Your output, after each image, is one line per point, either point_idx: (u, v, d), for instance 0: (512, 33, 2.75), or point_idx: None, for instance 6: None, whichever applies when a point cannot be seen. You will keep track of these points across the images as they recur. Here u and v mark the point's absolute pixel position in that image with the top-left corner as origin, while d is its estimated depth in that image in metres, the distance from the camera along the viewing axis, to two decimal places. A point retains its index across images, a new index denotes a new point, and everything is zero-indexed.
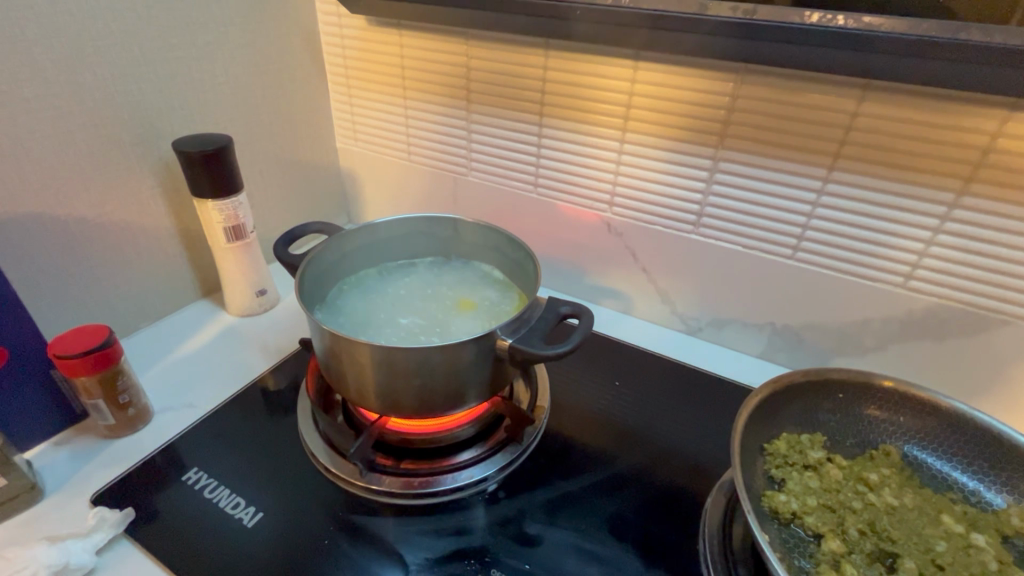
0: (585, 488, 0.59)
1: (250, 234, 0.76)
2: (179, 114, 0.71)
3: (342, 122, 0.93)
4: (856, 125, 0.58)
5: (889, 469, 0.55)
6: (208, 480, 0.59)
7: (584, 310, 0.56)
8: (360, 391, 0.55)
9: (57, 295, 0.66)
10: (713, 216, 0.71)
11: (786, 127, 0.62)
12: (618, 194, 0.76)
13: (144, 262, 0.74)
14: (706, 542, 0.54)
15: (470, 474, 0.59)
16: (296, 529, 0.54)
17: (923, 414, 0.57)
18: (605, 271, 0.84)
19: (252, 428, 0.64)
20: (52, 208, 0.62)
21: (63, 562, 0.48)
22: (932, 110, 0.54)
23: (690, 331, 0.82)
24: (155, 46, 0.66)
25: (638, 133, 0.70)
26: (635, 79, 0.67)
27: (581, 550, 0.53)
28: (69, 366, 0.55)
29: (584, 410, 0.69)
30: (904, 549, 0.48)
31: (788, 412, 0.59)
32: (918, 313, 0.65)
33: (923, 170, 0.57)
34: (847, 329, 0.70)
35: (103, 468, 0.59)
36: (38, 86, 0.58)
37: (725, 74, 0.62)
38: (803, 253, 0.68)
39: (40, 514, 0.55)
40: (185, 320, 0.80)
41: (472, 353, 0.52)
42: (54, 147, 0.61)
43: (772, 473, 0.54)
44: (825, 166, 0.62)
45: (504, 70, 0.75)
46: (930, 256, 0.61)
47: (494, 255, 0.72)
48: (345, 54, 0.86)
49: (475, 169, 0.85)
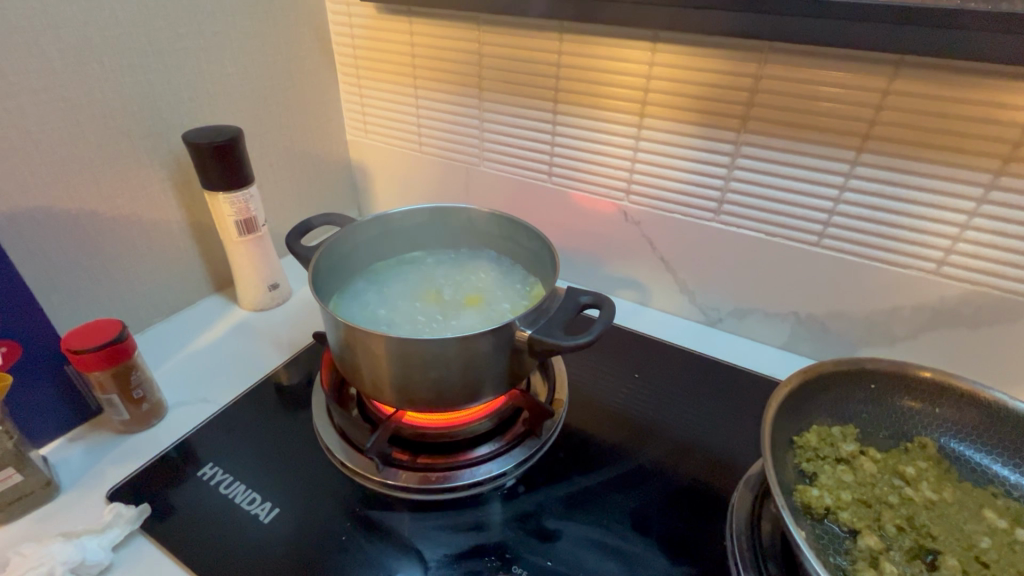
0: (607, 484, 0.58)
1: (262, 227, 0.75)
2: (189, 106, 0.70)
3: (352, 113, 0.92)
4: (887, 104, 0.56)
5: (926, 462, 0.53)
6: (223, 476, 0.58)
7: (605, 300, 0.54)
8: (376, 384, 0.54)
9: (70, 290, 0.65)
10: (736, 203, 0.69)
11: (812, 110, 0.59)
12: (635, 182, 0.74)
13: (156, 256, 0.73)
14: (734, 538, 0.52)
15: (488, 468, 0.58)
16: (313, 525, 0.53)
17: (961, 405, 0.55)
18: (622, 262, 0.82)
19: (266, 423, 0.64)
20: (63, 202, 0.62)
21: (80, 559, 0.47)
22: (969, 87, 0.52)
23: (710, 322, 0.80)
24: (162, 37, 0.65)
25: (656, 119, 0.68)
26: (653, 62, 0.65)
27: (604, 546, 0.52)
28: (82, 361, 0.54)
29: (604, 403, 0.67)
30: (946, 545, 0.46)
31: (819, 403, 0.56)
32: (952, 300, 0.63)
33: (959, 150, 0.55)
34: (875, 319, 0.68)
35: (118, 463, 0.59)
36: (46, 78, 0.57)
37: (748, 53, 0.60)
38: (829, 240, 0.66)
39: (56, 510, 0.54)
40: (198, 315, 0.80)
41: (490, 344, 0.51)
42: (64, 140, 0.60)
43: (803, 467, 0.52)
44: (854, 148, 0.59)
45: (518, 57, 0.73)
46: (965, 241, 0.59)
47: (511, 246, 0.70)
48: (354, 44, 0.85)
49: (488, 159, 0.84)
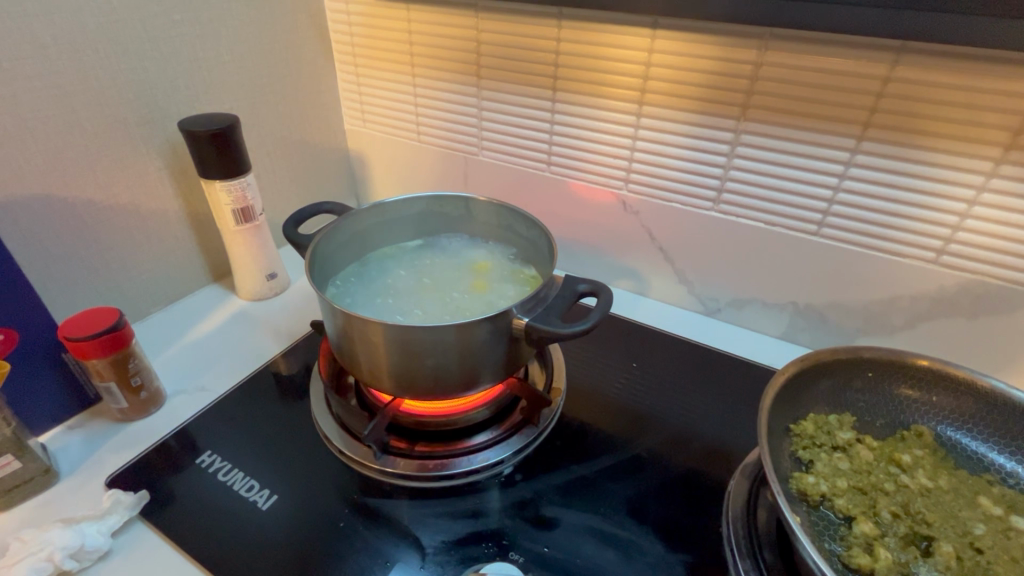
0: (603, 472, 0.58)
1: (259, 217, 0.75)
2: (184, 94, 0.69)
3: (349, 101, 0.91)
4: (888, 91, 0.55)
5: (922, 450, 0.53)
6: (221, 464, 0.58)
7: (603, 288, 0.54)
8: (374, 373, 0.54)
9: (67, 279, 0.65)
10: (734, 192, 0.69)
11: (812, 97, 0.59)
12: (634, 171, 0.74)
13: (153, 245, 0.73)
14: (730, 525, 0.52)
15: (485, 457, 0.58)
16: (311, 512, 0.54)
17: (959, 393, 0.55)
18: (620, 252, 0.82)
19: (264, 412, 0.64)
20: (59, 190, 0.61)
21: (78, 545, 0.48)
22: (971, 73, 0.51)
23: (708, 312, 0.80)
24: (158, 23, 0.64)
25: (655, 106, 0.68)
26: (652, 49, 0.64)
27: (601, 533, 0.52)
28: (80, 349, 0.54)
29: (601, 392, 0.68)
30: (941, 532, 0.46)
31: (816, 391, 0.56)
32: (951, 289, 0.62)
33: (960, 138, 0.54)
34: (873, 308, 0.68)
35: (117, 451, 0.59)
36: (40, 64, 0.56)
37: (748, 40, 0.59)
38: (828, 229, 0.66)
39: (56, 496, 0.54)
40: (196, 304, 0.80)
41: (486, 333, 0.50)
42: (59, 127, 0.59)
43: (799, 455, 0.52)
44: (854, 136, 0.59)
45: (516, 44, 0.72)
46: (965, 230, 0.58)
47: (509, 235, 0.70)
48: (351, 32, 0.84)
49: (486, 148, 0.83)
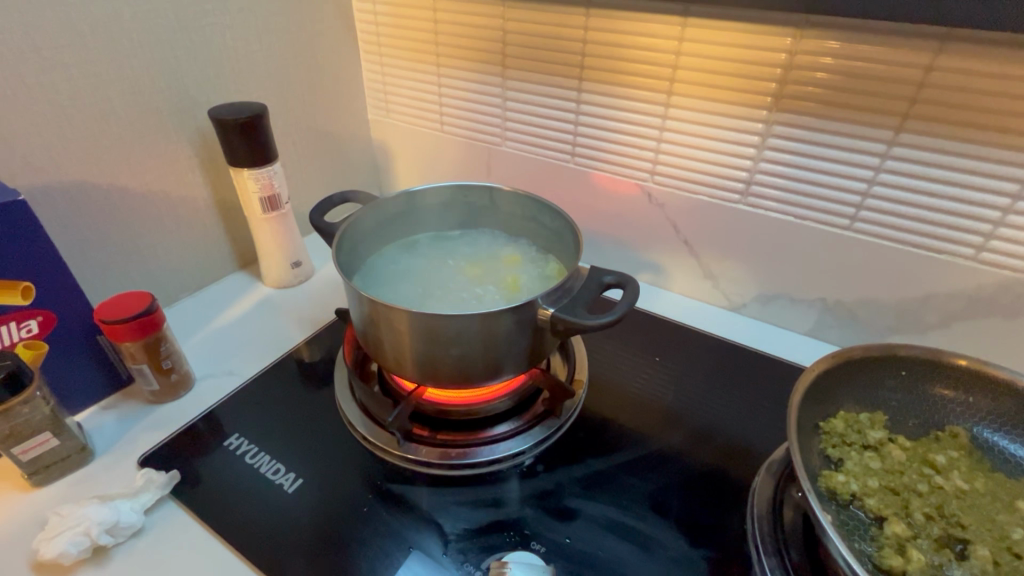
0: (625, 467, 0.57)
1: (285, 205, 0.76)
2: (214, 83, 0.70)
3: (373, 91, 0.92)
4: (929, 81, 0.53)
5: (956, 452, 0.52)
6: (249, 446, 0.59)
7: (629, 280, 0.53)
8: (399, 361, 0.54)
9: (102, 264, 0.67)
10: (764, 184, 0.67)
11: (849, 87, 0.57)
12: (660, 162, 0.72)
13: (183, 232, 0.74)
14: (756, 523, 0.51)
15: (508, 447, 0.58)
16: (336, 495, 0.54)
17: (998, 394, 0.53)
18: (645, 244, 0.81)
19: (290, 397, 0.65)
20: (95, 177, 0.63)
21: (114, 521, 0.49)
22: (1019, 62, 0.49)
23: (733, 306, 0.79)
24: (190, 13, 0.65)
25: (684, 96, 0.66)
26: (682, 38, 0.63)
27: (623, 526, 0.52)
28: (114, 331, 0.55)
29: (624, 387, 0.67)
30: (976, 535, 0.45)
31: (847, 388, 0.55)
32: (990, 288, 0.60)
33: (1007, 130, 0.52)
34: (907, 306, 0.66)
35: (149, 432, 0.61)
36: (78, 52, 0.57)
37: (782, 27, 0.57)
38: (861, 224, 0.64)
39: (92, 474, 0.56)
40: (223, 291, 0.81)
41: (511, 324, 0.50)
42: (95, 115, 0.61)
43: (828, 453, 0.51)
44: (892, 128, 0.57)
45: (544, 33, 0.71)
46: (1007, 226, 0.56)
47: (534, 227, 0.69)
48: (377, 21, 0.84)
49: (511, 139, 0.83)
